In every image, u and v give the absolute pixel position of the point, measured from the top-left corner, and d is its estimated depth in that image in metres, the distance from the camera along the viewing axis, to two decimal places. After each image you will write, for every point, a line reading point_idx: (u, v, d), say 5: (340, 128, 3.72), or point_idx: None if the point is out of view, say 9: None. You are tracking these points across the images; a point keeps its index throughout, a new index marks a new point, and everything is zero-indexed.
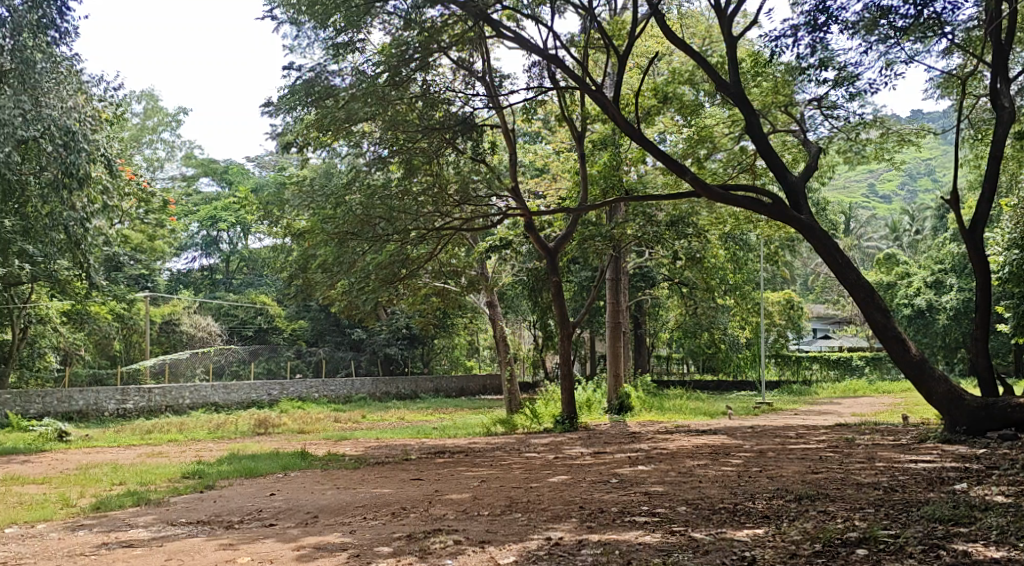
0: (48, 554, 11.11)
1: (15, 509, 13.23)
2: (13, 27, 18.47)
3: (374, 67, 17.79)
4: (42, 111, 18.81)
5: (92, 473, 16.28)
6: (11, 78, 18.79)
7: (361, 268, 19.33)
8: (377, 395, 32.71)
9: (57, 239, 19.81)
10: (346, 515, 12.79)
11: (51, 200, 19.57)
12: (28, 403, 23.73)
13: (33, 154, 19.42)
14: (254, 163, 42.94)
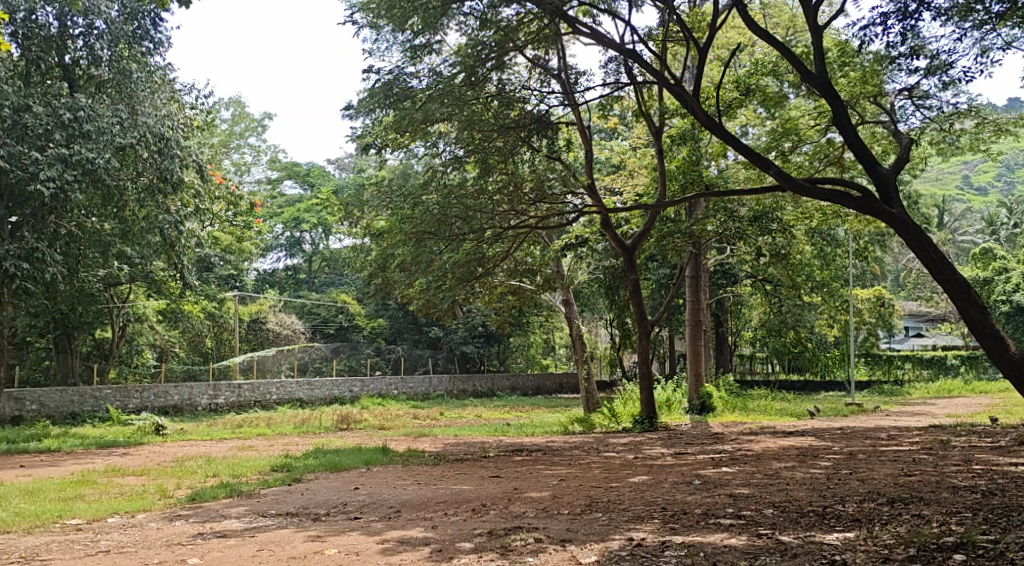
0: (148, 543, 11.20)
1: (116, 499, 13.40)
2: (111, 39, 20.61)
3: (450, 68, 17.75)
4: (138, 119, 20.70)
5: (188, 465, 16.51)
6: (110, 88, 20.95)
7: (438, 267, 19.25)
8: (454, 393, 32.76)
9: (154, 241, 21.61)
10: (428, 510, 12.71)
11: (148, 204, 21.37)
12: (127, 399, 24.80)
13: (130, 161, 21.27)
14: (334, 165, 43.30)
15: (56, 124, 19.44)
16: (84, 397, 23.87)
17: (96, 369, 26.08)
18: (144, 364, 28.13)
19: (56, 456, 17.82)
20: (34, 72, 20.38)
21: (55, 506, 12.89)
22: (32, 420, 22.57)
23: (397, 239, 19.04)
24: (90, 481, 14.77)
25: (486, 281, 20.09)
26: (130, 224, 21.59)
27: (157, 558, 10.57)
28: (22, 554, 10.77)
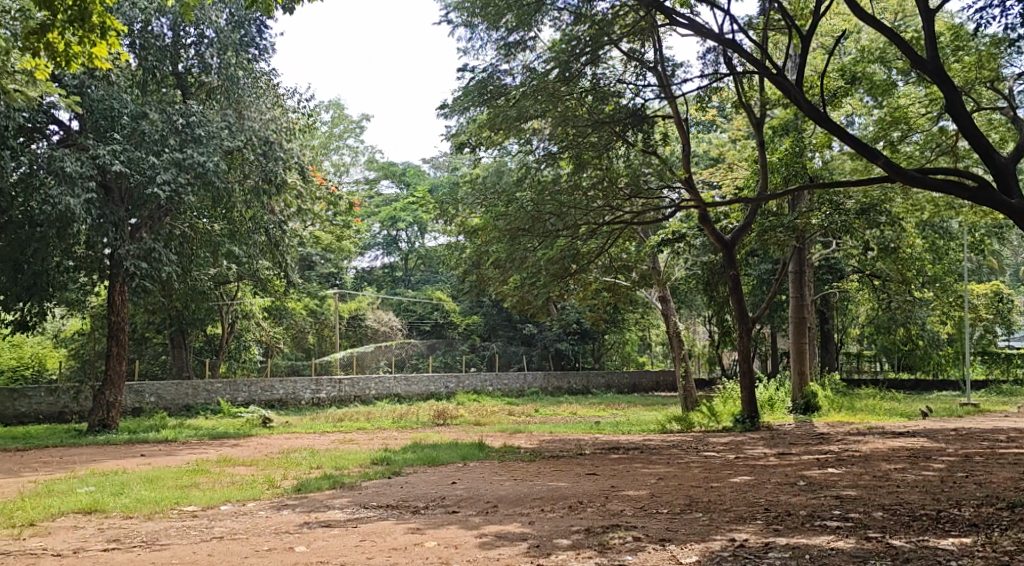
0: (257, 530, 11.31)
1: (227, 488, 13.58)
2: (220, 47, 21.17)
3: (544, 64, 17.58)
4: (244, 123, 21.39)
5: (293, 456, 16.70)
6: (219, 94, 21.51)
7: (531, 264, 18.88)
8: (549, 390, 32.56)
9: (260, 241, 22.31)
10: (525, 506, 12.58)
11: (255, 205, 21.87)
12: (237, 392, 25.65)
13: (238, 163, 21.67)
14: (429, 164, 43.54)
15: (171, 130, 20.11)
16: (198, 390, 24.77)
17: (208, 363, 26.71)
18: (252, 360, 28.13)
19: (171, 446, 18.19)
20: (150, 81, 20.74)
21: (171, 493, 13.09)
22: (151, 412, 23.58)
23: (492, 236, 18.85)
24: (202, 470, 15.01)
25: (581, 278, 19.84)
26: (237, 225, 22.22)
27: (265, 546, 10.65)
28: (141, 538, 10.93)
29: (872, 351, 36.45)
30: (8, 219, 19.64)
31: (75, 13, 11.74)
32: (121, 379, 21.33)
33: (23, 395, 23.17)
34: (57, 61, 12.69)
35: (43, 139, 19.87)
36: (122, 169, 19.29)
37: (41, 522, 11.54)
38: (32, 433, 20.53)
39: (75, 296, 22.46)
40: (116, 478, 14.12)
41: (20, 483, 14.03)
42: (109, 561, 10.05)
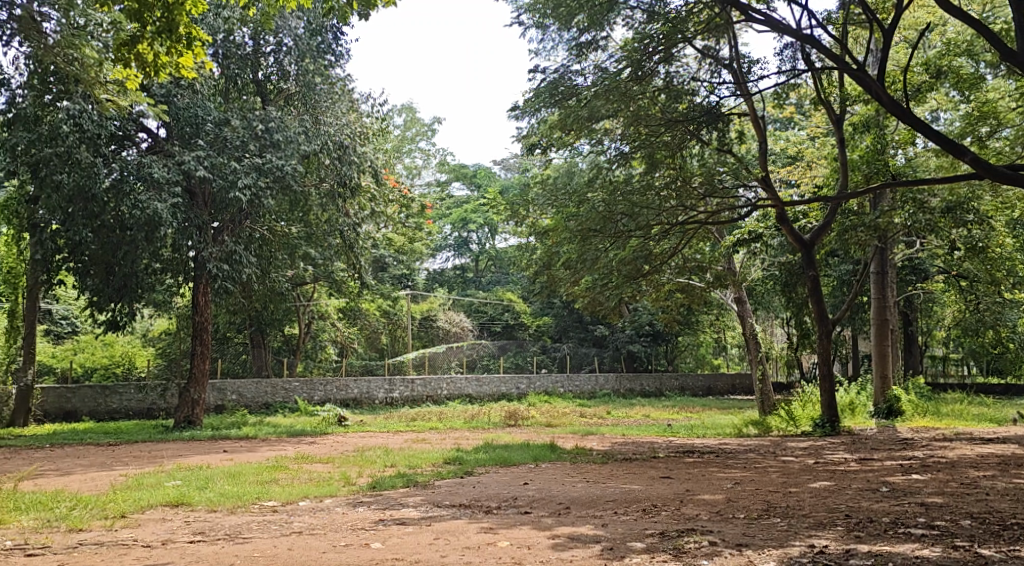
0: (333, 527, 11.33)
1: (306, 484, 13.67)
2: (298, 53, 21.58)
3: (616, 64, 17.45)
4: (320, 128, 21.57)
5: (368, 454, 16.78)
6: (296, 99, 21.92)
7: (604, 265, 18.66)
8: (621, 392, 32.29)
9: (335, 243, 22.54)
10: (598, 508, 12.42)
11: (330, 208, 22.10)
12: (313, 391, 26.01)
13: (315, 167, 21.94)
14: (500, 166, 43.51)
15: (251, 136, 20.59)
16: (276, 389, 25.15)
17: (286, 362, 27.07)
18: (327, 359, 28.27)
19: (251, 443, 18.40)
20: (231, 89, 21.27)
21: (252, 488, 13.19)
22: (232, 409, 24.14)
23: (562, 237, 18.67)
24: (281, 467, 15.12)
25: (655, 279, 19.57)
26: (314, 228, 22.62)
27: (342, 542, 10.65)
28: (224, 531, 11.00)
29: (958, 354, 35.43)
30: (100, 223, 19.34)
31: (162, 25, 12.02)
32: (206, 376, 21.74)
33: (113, 391, 23.83)
34: (147, 72, 12.79)
35: (132, 147, 20.31)
36: (205, 175, 19.72)
37: (130, 514, 11.68)
38: (121, 429, 21.01)
39: (161, 298, 22.80)
40: (200, 473, 14.30)
41: (110, 476, 14.27)
42: (193, 554, 10.11)
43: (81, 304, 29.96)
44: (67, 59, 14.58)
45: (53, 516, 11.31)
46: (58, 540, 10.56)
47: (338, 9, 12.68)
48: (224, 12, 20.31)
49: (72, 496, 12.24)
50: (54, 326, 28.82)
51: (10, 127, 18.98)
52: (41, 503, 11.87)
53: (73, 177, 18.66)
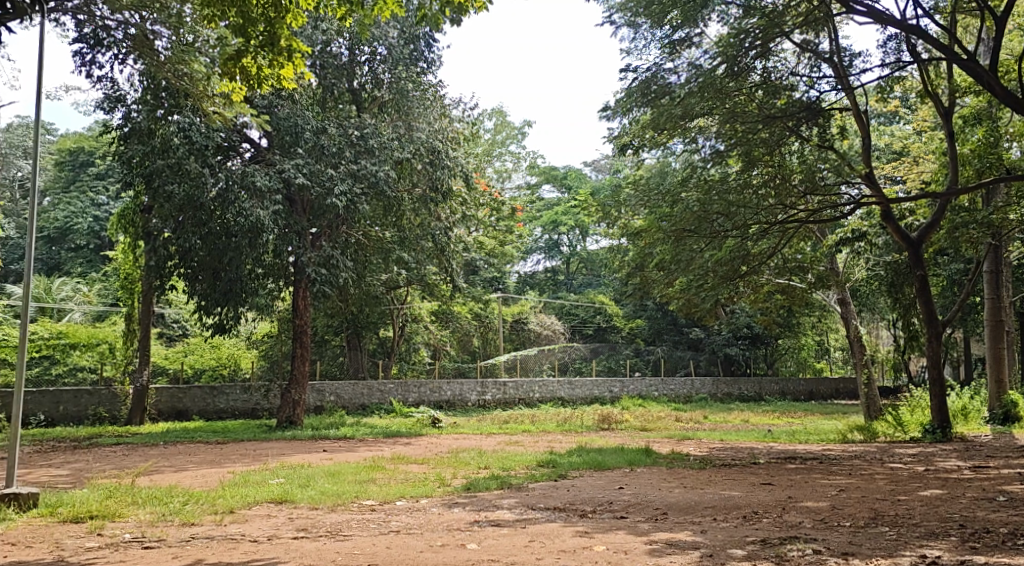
0: (430, 526, 11.25)
1: (402, 484, 13.65)
2: (392, 61, 21.78)
3: (710, 59, 17.11)
4: (414, 134, 21.91)
5: (462, 456, 16.72)
6: (390, 107, 22.16)
7: (699, 266, 18.24)
8: (718, 396, 31.70)
9: (427, 246, 22.56)
10: (696, 514, 12.09)
11: (423, 213, 22.33)
12: (408, 392, 26.24)
13: (407, 173, 22.03)
14: (590, 167, 43.26)
15: (347, 143, 20.86)
16: (372, 390, 25.41)
17: (381, 365, 27.28)
18: (422, 362, 28.35)
19: (348, 443, 18.52)
20: (328, 98, 21.47)
21: (351, 487, 13.22)
22: (331, 409, 24.50)
23: (655, 237, 18.21)
24: (378, 467, 15.15)
25: (752, 279, 19.07)
26: (407, 232, 22.33)
27: (438, 542, 10.54)
28: (326, 528, 11.01)
29: None
30: (207, 230, 19.85)
31: (265, 37, 12.18)
32: (305, 378, 21.91)
33: (220, 392, 24.35)
34: (250, 84, 12.94)
35: (237, 157, 20.66)
36: (305, 182, 19.94)
37: (238, 510, 11.77)
38: (226, 428, 21.36)
39: (263, 303, 22.64)
40: (302, 471, 14.40)
41: (219, 473, 14.46)
42: (298, 550, 10.10)
43: (190, 308, 30.72)
44: (178, 74, 14.83)
45: (167, 510, 11.46)
46: (171, 533, 10.66)
47: (430, 16, 12.60)
48: (322, 24, 20.77)
49: (185, 492, 12.41)
50: (166, 329, 29.63)
51: (127, 141, 19.85)
52: (156, 497, 12.03)
53: (183, 187, 19.27)
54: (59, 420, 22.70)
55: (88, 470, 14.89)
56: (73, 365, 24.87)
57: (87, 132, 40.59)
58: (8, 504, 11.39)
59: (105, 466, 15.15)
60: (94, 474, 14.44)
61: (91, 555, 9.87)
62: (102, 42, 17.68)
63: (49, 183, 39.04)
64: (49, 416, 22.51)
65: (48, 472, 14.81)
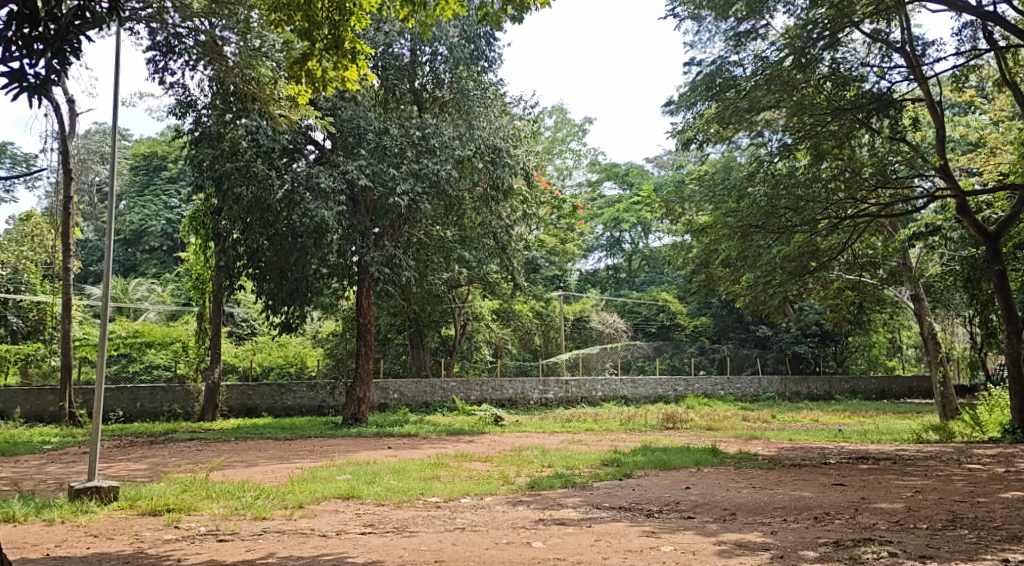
0: (495, 524, 11.15)
1: (466, 482, 13.58)
2: (453, 61, 21.74)
3: (778, 52, 16.92)
4: (474, 132, 21.70)
5: (525, 454, 16.61)
6: (451, 107, 22.13)
7: (766, 261, 17.75)
8: (787, 395, 31.20)
9: (488, 245, 22.69)
10: (766, 515, 11.82)
11: (484, 212, 22.40)
12: (470, 391, 26.34)
13: (469, 171, 21.93)
14: (652, 163, 42.90)
15: (409, 143, 20.86)
16: (435, 388, 25.59)
17: (443, 363, 27.30)
18: (484, 360, 28.29)
19: (413, 440, 18.54)
20: (391, 98, 21.54)
21: (416, 483, 13.20)
22: (395, 408, 24.68)
23: (721, 233, 17.98)
24: (442, 464, 15.11)
25: (821, 276, 18.59)
26: (468, 230, 22.58)
27: (504, 539, 10.44)
28: (393, 524, 10.97)
29: None
30: (275, 230, 20.23)
31: (330, 40, 12.19)
32: (371, 376, 22.01)
33: (288, 389, 24.57)
34: (316, 87, 12.77)
35: (302, 159, 20.75)
36: (367, 183, 19.97)
37: (307, 505, 11.80)
38: (293, 424, 21.56)
39: (328, 301, 22.94)
40: (369, 468, 14.42)
41: (288, 468, 14.54)
42: (366, 545, 10.06)
43: (259, 307, 31.10)
44: (246, 79, 14.92)
45: (239, 504, 11.52)
46: (244, 527, 10.71)
47: (492, 14, 12.43)
48: (385, 26, 20.86)
49: (256, 486, 12.49)
50: (236, 328, 30.02)
51: (197, 145, 20.03)
52: (229, 491, 12.11)
53: (251, 189, 19.50)
54: (136, 416, 23.25)
55: (164, 464, 15.09)
56: (148, 362, 25.33)
57: (160, 137, 41.40)
58: (90, 497, 11.58)
59: (180, 461, 15.35)
60: (170, 468, 14.63)
61: (167, 547, 9.92)
62: (173, 49, 17.90)
63: (125, 187, 39.90)
64: (127, 412, 23.06)
65: (127, 466, 15.06)
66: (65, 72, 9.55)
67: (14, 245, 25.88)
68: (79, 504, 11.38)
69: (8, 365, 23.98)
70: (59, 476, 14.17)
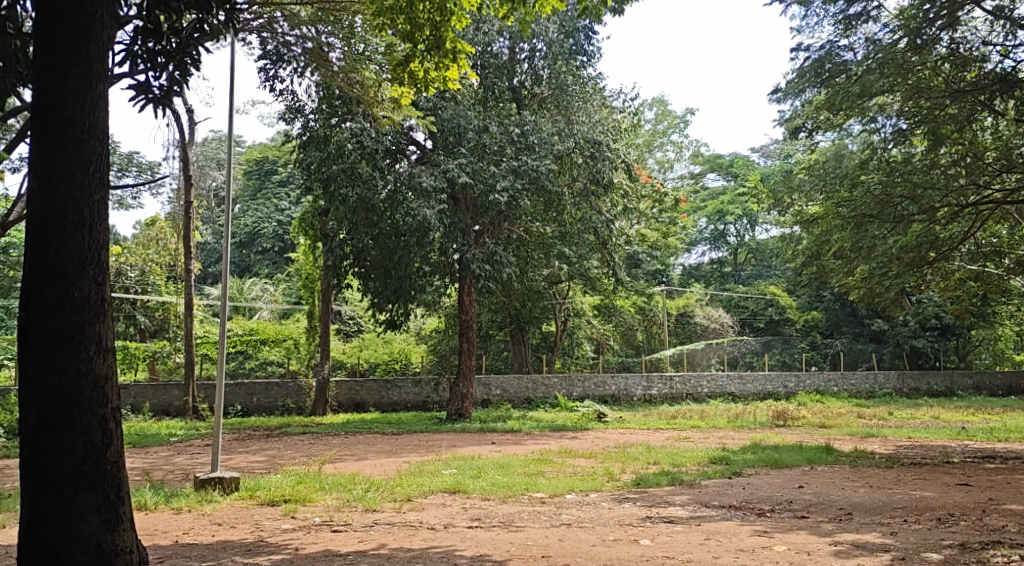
0: (602, 521, 10.90)
1: (571, 478, 13.36)
2: (551, 57, 21.54)
3: (890, 34, 16.34)
4: (573, 127, 21.42)
5: (631, 451, 16.31)
6: (550, 102, 21.98)
7: (882, 253, 16.96)
8: (904, 391, 30.18)
9: (589, 240, 22.36)
10: (884, 515, 11.28)
11: (584, 207, 21.99)
12: (573, 387, 26.20)
13: (567, 167, 21.98)
14: (758, 153, 42.02)
15: (508, 141, 20.73)
16: (537, 384, 25.62)
17: (545, 359, 27.17)
18: (586, 356, 28.07)
19: (518, 436, 18.40)
20: (489, 97, 21.51)
21: (521, 479, 13.04)
22: (498, 403, 24.82)
23: (833, 224, 17.46)
24: (547, 460, 14.91)
25: (941, 267, 17.67)
26: (568, 226, 22.34)
27: (611, 536, 10.18)
28: (499, 519, 10.80)
29: None
30: (379, 230, 20.20)
31: (431, 40, 11.97)
32: (473, 371, 21.96)
33: (394, 385, 24.79)
34: (418, 88, 12.73)
35: (405, 159, 20.71)
36: (468, 181, 19.94)
37: (416, 498, 11.73)
38: (399, 420, 21.64)
39: (432, 298, 22.88)
40: (474, 463, 14.31)
41: (396, 462, 14.56)
42: (473, 539, 9.91)
43: (366, 306, 31.45)
44: (351, 82, 15.12)
45: (351, 496, 11.53)
46: (356, 518, 10.68)
47: (592, 7, 11.94)
48: (484, 26, 20.77)
49: (367, 480, 12.49)
50: (344, 325, 30.47)
51: (306, 148, 20.52)
52: (341, 483, 12.16)
53: (356, 190, 19.81)
54: (253, 411, 23.77)
55: (280, 457, 15.30)
56: (263, 359, 25.76)
57: (271, 142, 42.52)
58: (214, 487, 11.76)
59: (295, 454, 15.52)
60: (286, 461, 14.83)
61: (285, 536, 9.93)
62: (283, 57, 18.13)
63: (240, 192, 40.89)
64: (245, 407, 23.61)
65: (246, 458, 15.30)
66: (186, 83, 9.93)
67: (139, 249, 26.75)
68: (204, 494, 11.56)
69: (135, 362, 24.76)
70: (185, 467, 14.48)
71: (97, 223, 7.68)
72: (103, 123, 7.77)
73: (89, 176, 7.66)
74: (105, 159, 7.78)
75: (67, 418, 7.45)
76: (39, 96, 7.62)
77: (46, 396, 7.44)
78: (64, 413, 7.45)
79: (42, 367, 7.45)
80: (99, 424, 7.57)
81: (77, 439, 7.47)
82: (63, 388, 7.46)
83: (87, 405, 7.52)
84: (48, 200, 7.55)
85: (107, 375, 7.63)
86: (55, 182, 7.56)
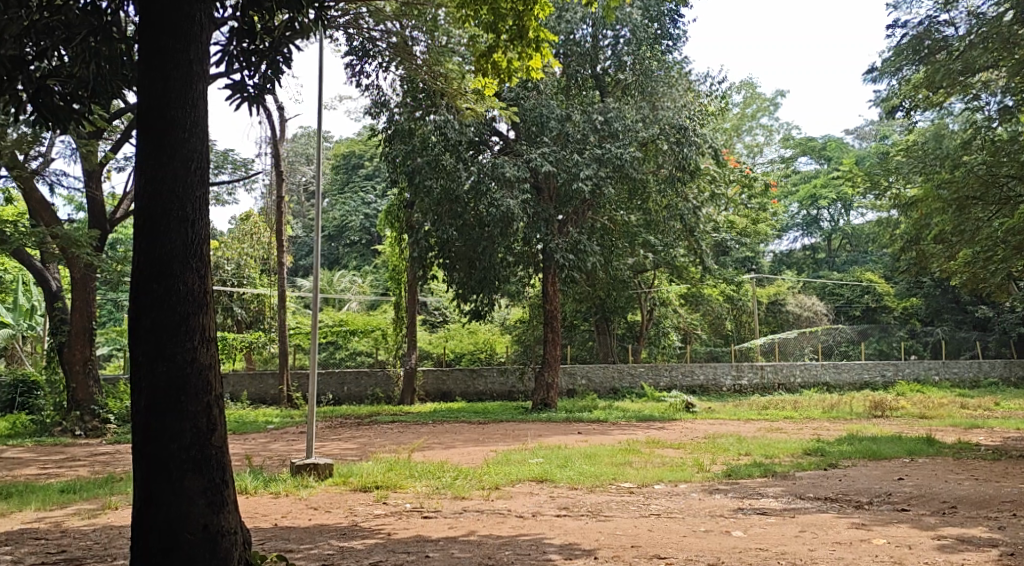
0: (693, 511, 10.59)
1: (660, 468, 13.08)
2: (635, 43, 21.00)
3: (994, 7, 15.49)
4: (658, 113, 20.91)
5: (721, 441, 15.92)
6: (633, 89, 21.31)
7: (989, 237, 16.05)
8: (1010, 379, 29.53)
9: (675, 227, 21.92)
10: (991, 510, 10.72)
11: (669, 194, 21.48)
12: (659, 376, 26.01)
13: (652, 154, 21.39)
14: (852, 135, 40.81)
15: (592, 129, 20.31)
16: (623, 373, 25.60)
17: (631, 349, 26.85)
18: (673, 346, 27.62)
19: (605, 426, 18.15)
20: (573, 85, 21.31)
21: (609, 469, 12.79)
22: (583, 393, 25.06)
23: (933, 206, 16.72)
24: (635, 450, 14.64)
25: None
26: (653, 215, 21.97)
27: (703, 527, 9.88)
28: (588, 508, 10.58)
29: None
30: (464, 221, 20.25)
31: (514, 29, 11.69)
32: (558, 361, 21.75)
33: (480, 374, 24.83)
34: (501, 79, 12.31)
35: (488, 150, 20.58)
36: (551, 169, 19.71)
37: (503, 486, 11.59)
38: (486, 409, 21.61)
39: (516, 289, 22.71)
40: (561, 452, 14.11)
41: (484, 451, 14.45)
42: (562, 527, 9.71)
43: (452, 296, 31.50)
44: (434, 75, 15.04)
45: (441, 484, 11.44)
46: (446, 505, 10.58)
47: None
48: (566, 14, 20.50)
49: (455, 467, 12.39)
50: (430, 316, 30.56)
51: (391, 141, 20.42)
52: (429, 471, 12.09)
53: (440, 182, 19.88)
54: (345, 400, 24.04)
55: (371, 444, 15.32)
56: (353, 349, 25.97)
57: (358, 136, 42.91)
58: (309, 473, 11.80)
59: (384, 442, 15.53)
60: (376, 448, 14.85)
61: (378, 521, 9.87)
62: (368, 52, 18.15)
63: (328, 185, 41.31)
64: (336, 395, 23.90)
65: (338, 445, 15.37)
66: (278, 80, 9.89)
67: (235, 242, 27.23)
68: (299, 480, 11.60)
69: (233, 352, 25.27)
70: (282, 453, 14.62)
71: (200, 219, 7.66)
72: (204, 122, 7.76)
73: (192, 174, 7.65)
74: (206, 157, 7.77)
75: (175, 405, 7.46)
76: (141, 96, 7.64)
77: (154, 384, 7.45)
78: (171, 400, 7.46)
79: (151, 356, 7.47)
80: (205, 410, 7.56)
81: (184, 425, 7.47)
82: (170, 377, 7.46)
83: (194, 392, 7.51)
84: (153, 199, 7.56)
85: (210, 363, 7.62)
86: (159, 181, 7.57)
